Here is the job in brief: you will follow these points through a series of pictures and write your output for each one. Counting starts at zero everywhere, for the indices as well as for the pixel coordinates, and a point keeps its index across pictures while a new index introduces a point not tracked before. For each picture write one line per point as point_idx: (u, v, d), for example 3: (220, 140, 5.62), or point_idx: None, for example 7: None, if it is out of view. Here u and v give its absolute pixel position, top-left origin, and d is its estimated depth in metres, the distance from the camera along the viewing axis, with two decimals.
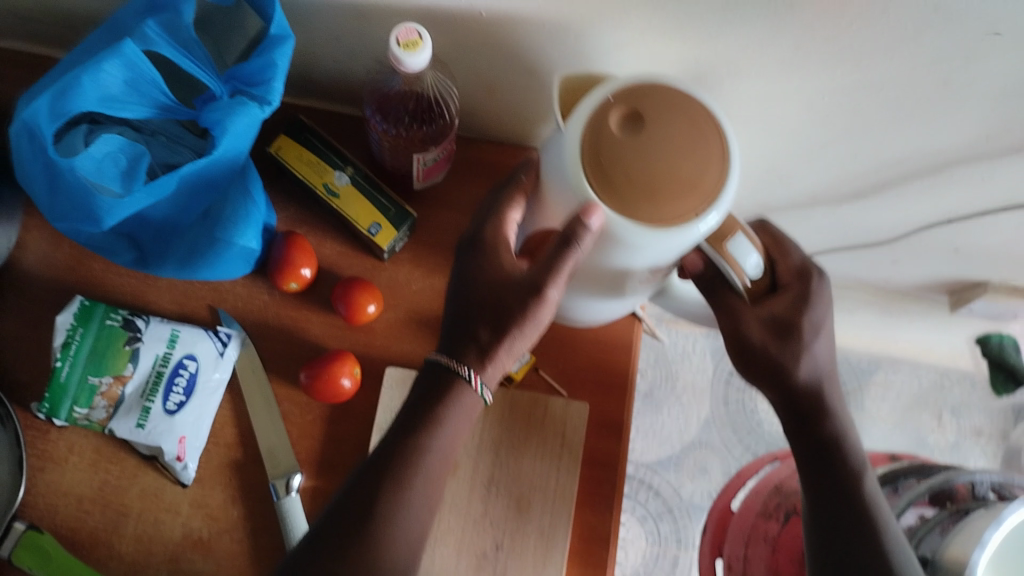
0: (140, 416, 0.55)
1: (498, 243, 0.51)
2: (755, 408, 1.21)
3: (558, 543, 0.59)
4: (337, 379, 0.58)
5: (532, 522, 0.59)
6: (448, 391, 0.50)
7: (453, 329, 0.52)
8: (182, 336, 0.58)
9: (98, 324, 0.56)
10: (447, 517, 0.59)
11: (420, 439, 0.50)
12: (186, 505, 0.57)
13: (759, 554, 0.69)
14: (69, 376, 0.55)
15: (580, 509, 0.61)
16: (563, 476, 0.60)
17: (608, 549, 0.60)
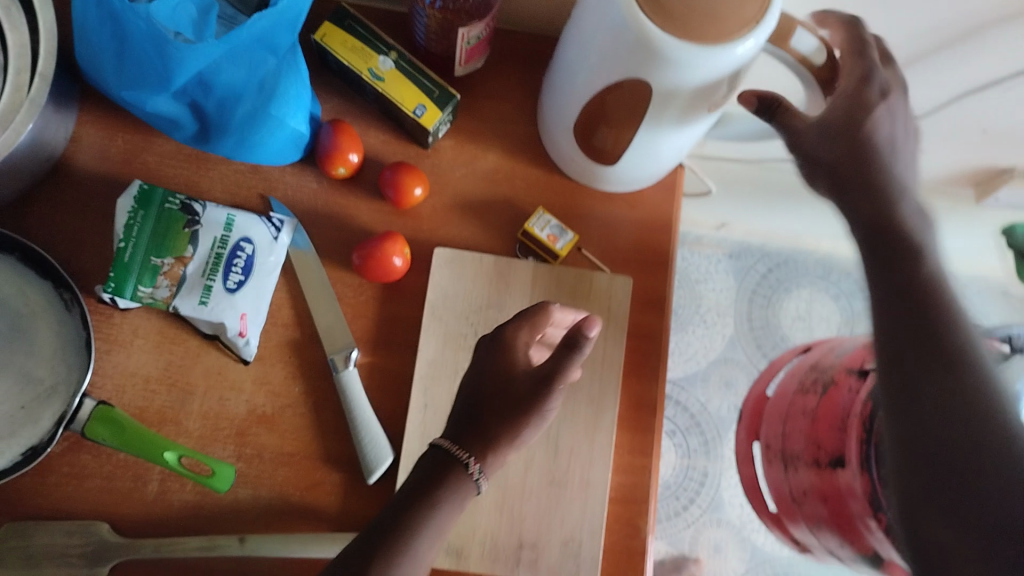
0: (203, 294, 0.57)
1: (512, 339, 0.49)
2: (779, 323, 1.24)
3: (607, 409, 0.61)
4: (389, 258, 0.60)
5: (582, 390, 0.61)
6: (445, 484, 0.46)
7: (461, 419, 0.49)
8: (238, 220, 0.59)
9: (158, 207, 0.58)
10: None
11: (414, 528, 0.46)
12: (249, 382, 0.60)
13: (798, 429, 0.73)
14: (132, 256, 0.57)
15: (628, 380, 0.63)
16: (610, 345, 0.62)
17: (654, 416, 0.62)
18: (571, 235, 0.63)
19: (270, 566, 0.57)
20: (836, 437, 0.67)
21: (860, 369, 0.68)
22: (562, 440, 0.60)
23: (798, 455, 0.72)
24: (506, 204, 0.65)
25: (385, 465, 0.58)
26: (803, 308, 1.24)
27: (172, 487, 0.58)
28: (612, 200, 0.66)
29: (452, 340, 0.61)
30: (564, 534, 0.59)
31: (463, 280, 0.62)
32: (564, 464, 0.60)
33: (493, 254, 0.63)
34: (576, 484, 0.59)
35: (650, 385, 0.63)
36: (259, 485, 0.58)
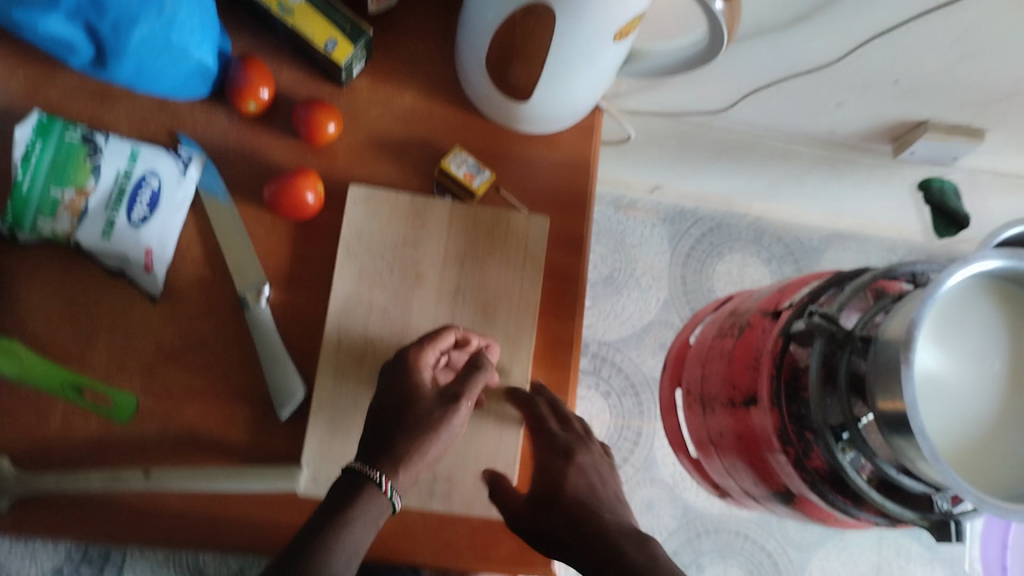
0: (106, 228, 0.56)
1: (417, 360, 0.55)
2: (712, 288, 1.24)
3: (523, 347, 0.61)
4: (301, 193, 0.59)
5: (498, 327, 0.61)
6: (360, 499, 0.50)
7: (370, 437, 0.53)
8: (143, 153, 0.57)
9: (57, 138, 0.55)
10: (416, 325, 0.60)
11: (328, 544, 0.48)
12: (157, 320, 0.58)
13: (716, 370, 0.74)
14: (31, 189, 0.54)
15: (545, 318, 0.63)
16: (527, 284, 0.62)
17: (571, 354, 0.63)
18: (488, 174, 0.62)
19: (179, 501, 0.57)
20: (750, 377, 0.69)
21: (774, 311, 0.70)
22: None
23: (715, 395, 0.73)
24: (423, 144, 0.64)
25: (296, 403, 0.58)
26: (736, 272, 1.25)
27: (75, 423, 0.57)
28: (530, 143, 0.66)
29: (367, 277, 0.61)
30: (477, 468, 0.59)
31: (378, 218, 0.62)
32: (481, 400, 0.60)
33: (409, 193, 0.63)
34: (493, 420, 0.60)
35: (566, 323, 0.63)
36: (167, 422, 0.57)
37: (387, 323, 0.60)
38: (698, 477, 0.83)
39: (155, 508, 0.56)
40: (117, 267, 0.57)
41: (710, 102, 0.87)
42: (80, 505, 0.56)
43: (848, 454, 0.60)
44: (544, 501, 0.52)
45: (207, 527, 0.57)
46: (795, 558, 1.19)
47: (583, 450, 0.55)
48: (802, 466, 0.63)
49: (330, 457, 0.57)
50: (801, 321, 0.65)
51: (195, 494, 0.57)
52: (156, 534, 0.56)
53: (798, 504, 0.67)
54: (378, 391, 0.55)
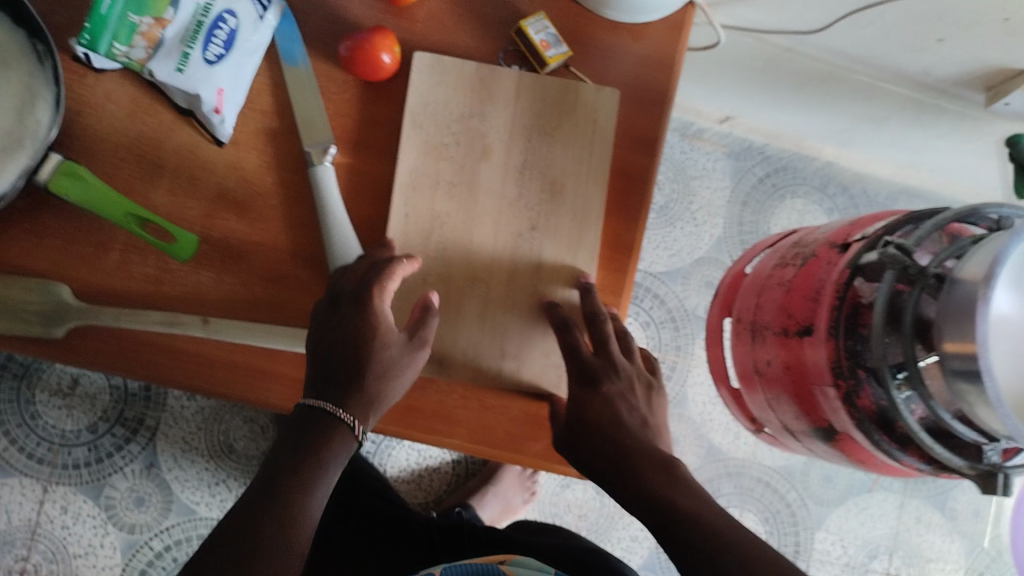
0: (180, 61, 0.54)
1: (373, 304, 0.53)
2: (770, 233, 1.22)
3: (591, 226, 0.60)
4: (377, 53, 0.57)
5: (566, 203, 0.60)
6: (333, 434, 0.50)
7: (324, 376, 0.52)
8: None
9: None
10: (483, 200, 0.59)
11: (307, 476, 0.48)
12: (221, 165, 0.58)
13: (774, 296, 0.71)
14: (110, 9, 0.53)
15: (614, 205, 0.61)
16: (595, 159, 0.60)
17: (630, 256, 0.61)
18: (565, 48, 0.60)
19: (225, 349, 0.57)
20: (808, 308, 0.66)
21: (842, 243, 0.67)
22: (543, 256, 0.59)
23: (768, 324, 0.71)
24: (507, 21, 0.62)
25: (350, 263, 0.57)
26: (795, 219, 1.22)
27: (133, 259, 0.56)
28: (615, 31, 0.63)
29: (433, 149, 0.59)
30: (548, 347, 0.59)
31: (445, 88, 0.60)
32: (546, 282, 0.59)
33: (476, 62, 0.61)
34: (557, 290, 0.59)
35: (636, 206, 0.62)
36: (223, 270, 0.57)
37: (453, 197, 0.59)
38: (735, 409, 0.81)
39: (204, 357, 0.57)
40: (188, 105, 0.56)
41: (803, 25, 0.83)
42: (131, 343, 0.56)
43: (903, 393, 0.57)
44: (577, 425, 0.55)
45: (250, 378, 0.57)
46: (815, 512, 1.18)
47: (611, 379, 0.56)
48: (852, 403, 0.60)
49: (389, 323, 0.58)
50: (873, 254, 0.60)
51: (244, 347, 0.57)
52: (203, 382, 0.57)
53: (839, 442, 0.65)
54: (325, 332, 0.53)
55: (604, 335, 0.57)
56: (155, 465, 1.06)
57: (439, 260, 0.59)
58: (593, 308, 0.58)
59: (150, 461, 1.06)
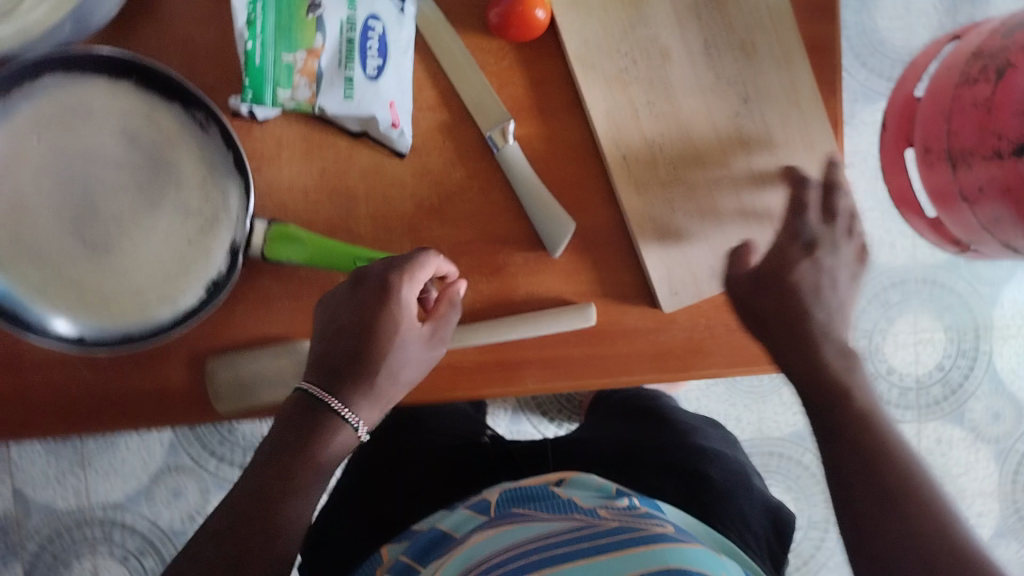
0: (346, 87, 0.51)
1: (397, 296, 0.50)
2: (876, 27, 1.11)
3: (799, 67, 0.56)
4: (530, 13, 0.53)
5: (764, 60, 0.56)
6: (330, 432, 0.49)
7: (327, 361, 0.51)
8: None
9: None
10: (684, 100, 0.56)
11: (299, 476, 0.48)
12: (410, 176, 0.56)
13: (970, 120, 0.67)
14: (263, 58, 0.48)
15: (813, 52, 0.57)
16: (772, 4, 0.56)
17: (833, 63, 0.58)
18: None
19: (473, 354, 0.57)
20: (1023, 123, 0.62)
21: None
22: (769, 121, 0.57)
23: (972, 151, 0.67)
24: None
25: (568, 233, 0.55)
26: (902, 6, 1.11)
27: None
28: None
29: (618, 80, 0.55)
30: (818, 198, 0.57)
31: (596, 18, 0.55)
32: (785, 159, 0.57)
33: None
34: (802, 150, 0.57)
35: (832, 69, 0.58)
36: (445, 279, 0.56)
37: (658, 114, 0.56)
38: (935, 237, 0.78)
39: (457, 365, 0.57)
40: (362, 127, 0.53)
41: None
42: None
43: None
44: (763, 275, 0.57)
45: (505, 372, 0.57)
46: (987, 295, 1.18)
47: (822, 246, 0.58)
48: None
49: (633, 267, 0.58)
50: None
51: (490, 346, 0.57)
52: (464, 390, 0.57)
53: None
54: (339, 312, 0.51)
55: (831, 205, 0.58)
56: None
57: (676, 176, 0.56)
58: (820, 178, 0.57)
59: None
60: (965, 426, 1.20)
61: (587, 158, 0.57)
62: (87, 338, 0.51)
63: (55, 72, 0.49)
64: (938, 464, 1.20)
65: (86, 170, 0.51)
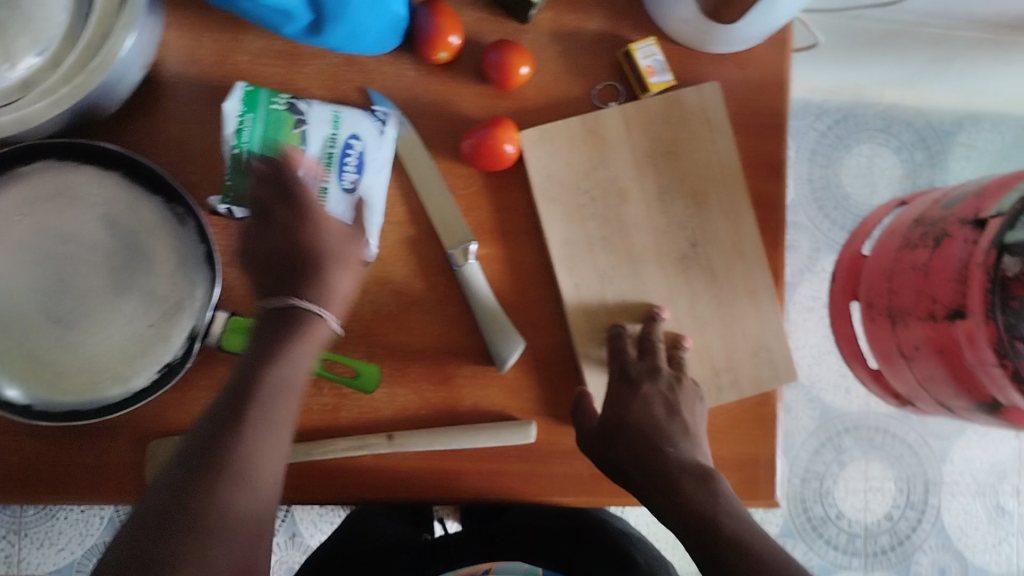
0: (320, 195, 0.56)
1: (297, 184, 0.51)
2: (841, 183, 1.18)
3: (744, 218, 0.61)
4: (501, 145, 0.57)
5: (712, 210, 0.60)
6: (302, 328, 0.48)
7: (268, 270, 0.50)
8: (345, 116, 0.56)
9: (264, 108, 0.55)
10: (637, 238, 0.60)
11: (274, 380, 0.46)
12: (371, 283, 0.59)
13: (908, 282, 0.71)
14: (246, 165, 0.54)
15: (758, 209, 0.62)
16: (723, 158, 0.61)
17: (778, 218, 0.62)
18: (670, 76, 0.60)
19: (413, 461, 0.59)
20: (954, 290, 0.66)
21: (976, 219, 0.66)
22: (714, 266, 0.60)
23: (908, 310, 0.71)
24: (612, 72, 0.61)
25: (518, 350, 0.58)
26: (865, 165, 1.19)
27: (309, 393, 0.58)
28: (721, 63, 0.61)
29: (577, 214, 0.60)
30: (751, 344, 0.61)
31: (560, 156, 0.59)
32: (729, 302, 0.60)
33: (578, 114, 0.60)
34: (744, 296, 0.61)
35: (774, 223, 0.62)
36: (394, 383, 0.59)
37: (610, 249, 0.60)
38: (875, 387, 0.82)
39: (395, 472, 0.59)
40: None
41: None
42: (327, 471, 0.58)
43: None
44: (613, 431, 0.54)
45: (442, 480, 0.59)
46: (937, 447, 1.21)
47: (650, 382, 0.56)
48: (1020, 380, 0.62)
49: (575, 392, 0.60)
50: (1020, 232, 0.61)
51: (431, 454, 0.59)
52: (404, 492, 0.59)
53: (1005, 413, 0.66)
54: (261, 225, 0.51)
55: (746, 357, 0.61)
56: (298, 535, 1.05)
57: (622, 309, 0.60)
58: (756, 325, 0.61)
59: (293, 531, 1.05)
60: None
61: (542, 283, 0.60)
62: (36, 408, 0.53)
63: (48, 158, 0.53)
64: None
65: (64, 248, 0.54)
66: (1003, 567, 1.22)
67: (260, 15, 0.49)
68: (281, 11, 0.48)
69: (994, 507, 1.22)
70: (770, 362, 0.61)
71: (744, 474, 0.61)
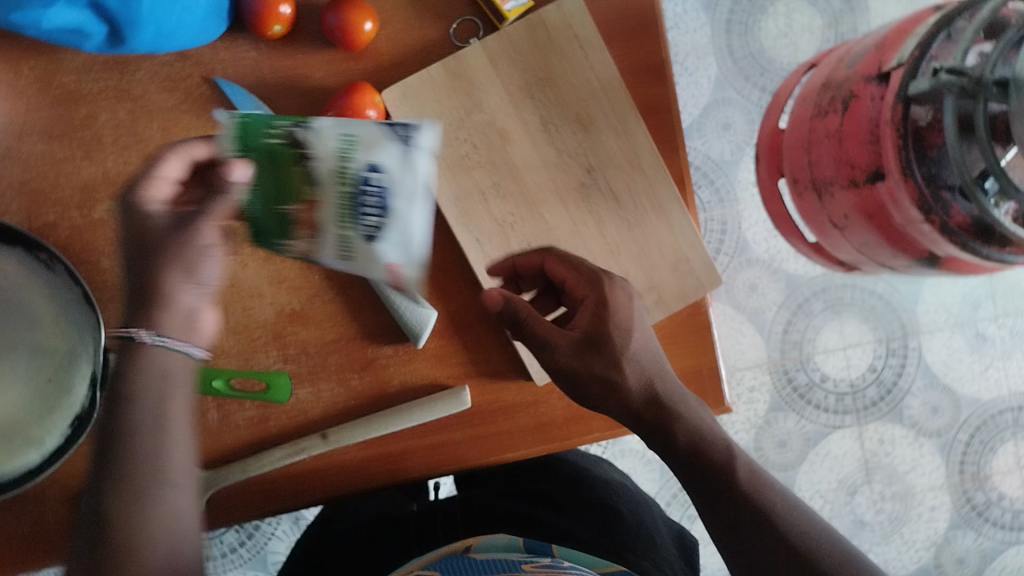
0: (339, 247, 0.46)
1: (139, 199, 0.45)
2: (763, 49, 1.14)
3: (636, 131, 0.57)
4: (362, 112, 0.54)
5: (601, 131, 0.57)
6: (133, 360, 0.44)
7: (133, 295, 0.45)
8: (362, 141, 0.44)
9: (258, 143, 0.45)
10: (530, 178, 0.57)
11: (140, 414, 0.44)
12: (267, 285, 0.56)
13: (826, 152, 0.69)
14: (257, 208, 0.47)
15: (648, 116, 0.58)
16: (601, 72, 0.57)
17: (674, 120, 0.59)
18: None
19: (356, 453, 0.58)
20: (871, 152, 0.63)
21: (880, 74, 0.64)
22: (615, 189, 0.58)
23: (831, 181, 0.69)
24: (466, 4, 0.57)
25: (432, 323, 0.57)
26: (784, 24, 1.14)
27: (232, 409, 0.56)
28: None
29: (461, 167, 0.56)
30: (670, 258, 0.59)
31: (430, 109, 0.56)
32: (637, 222, 0.58)
33: (439, 60, 0.56)
34: (653, 213, 0.58)
35: (669, 128, 0.59)
36: (317, 381, 0.57)
37: (504, 195, 0.57)
38: (821, 259, 0.81)
39: (339, 467, 0.57)
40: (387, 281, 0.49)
41: None
42: (269, 484, 0.57)
43: (1002, 207, 0.56)
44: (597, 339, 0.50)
45: (389, 464, 0.58)
46: (907, 291, 1.20)
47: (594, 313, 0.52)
48: (948, 231, 0.59)
49: (500, 345, 0.58)
50: (923, 81, 0.59)
51: (371, 443, 0.58)
52: (352, 485, 0.58)
53: (945, 263, 0.64)
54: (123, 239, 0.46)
55: (666, 272, 0.59)
56: (301, 517, 1.03)
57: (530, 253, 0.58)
58: (670, 238, 0.58)
59: (295, 515, 1.03)
60: (905, 423, 1.19)
61: (443, 244, 0.58)
62: None
63: None
64: (883, 463, 1.19)
65: None
66: (995, 393, 1.20)
67: (54, 39, 0.46)
68: (69, 28, 0.45)
69: (974, 336, 1.20)
70: (688, 270, 0.59)
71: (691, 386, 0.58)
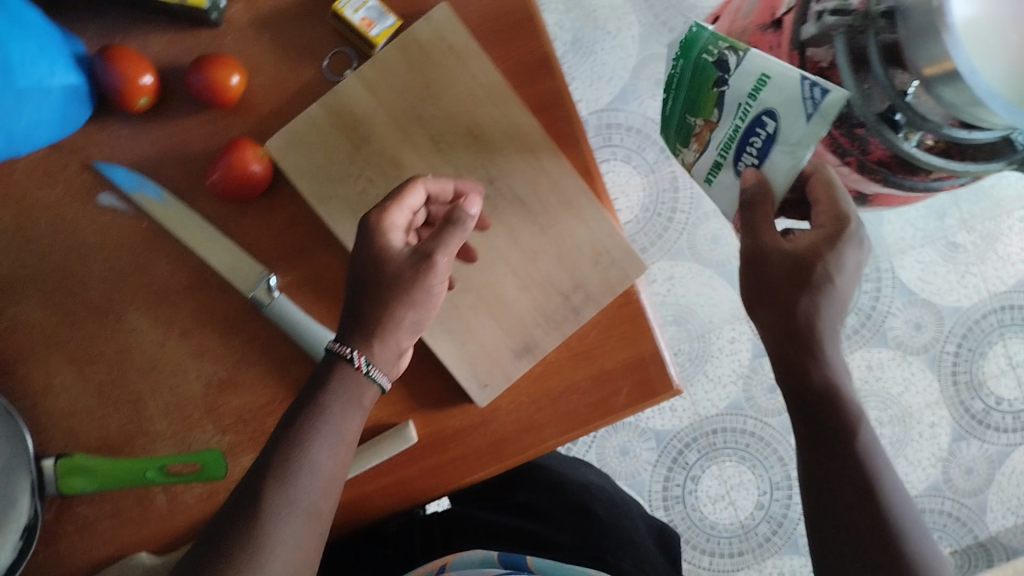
0: (712, 168, 0.60)
1: (382, 221, 0.52)
2: None
3: (532, 132, 0.56)
4: (246, 168, 0.52)
5: (494, 141, 0.56)
6: (334, 377, 0.50)
7: (346, 317, 0.52)
8: (770, 83, 0.54)
9: (696, 56, 0.59)
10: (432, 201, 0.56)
11: (292, 438, 0.48)
12: (191, 360, 0.55)
13: None
14: (671, 111, 0.62)
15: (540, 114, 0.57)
16: (484, 79, 0.55)
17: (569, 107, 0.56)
18: (391, 20, 0.54)
19: None
20: None
21: (773, 21, 0.63)
22: (521, 193, 0.57)
23: None
24: (331, 36, 0.55)
25: None
26: None
27: (179, 489, 0.55)
28: None
29: (360, 204, 0.55)
30: (594, 250, 0.58)
31: (316, 149, 0.55)
32: (550, 224, 0.57)
33: (316, 100, 0.55)
34: (564, 211, 0.57)
35: (566, 121, 0.56)
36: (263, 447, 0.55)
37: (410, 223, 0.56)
38: None
39: None
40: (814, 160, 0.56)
41: None
42: None
43: (913, 139, 0.55)
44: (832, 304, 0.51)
45: (349, 512, 0.57)
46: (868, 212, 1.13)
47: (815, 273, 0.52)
48: (866, 169, 0.59)
49: (438, 372, 0.58)
50: (812, 26, 0.58)
51: None
52: None
53: (875, 200, 0.64)
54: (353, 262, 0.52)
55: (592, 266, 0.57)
56: None
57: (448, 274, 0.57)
58: (591, 232, 0.57)
59: None
60: (891, 345, 1.09)
61: None
62: None
63: None
64: (876, 389, 1.09)
65: None
66: (974, 297, 1.10)
67: None
68: None
69: (946, 245, 1.10)
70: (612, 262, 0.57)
71: (638, 373, 0.56)
